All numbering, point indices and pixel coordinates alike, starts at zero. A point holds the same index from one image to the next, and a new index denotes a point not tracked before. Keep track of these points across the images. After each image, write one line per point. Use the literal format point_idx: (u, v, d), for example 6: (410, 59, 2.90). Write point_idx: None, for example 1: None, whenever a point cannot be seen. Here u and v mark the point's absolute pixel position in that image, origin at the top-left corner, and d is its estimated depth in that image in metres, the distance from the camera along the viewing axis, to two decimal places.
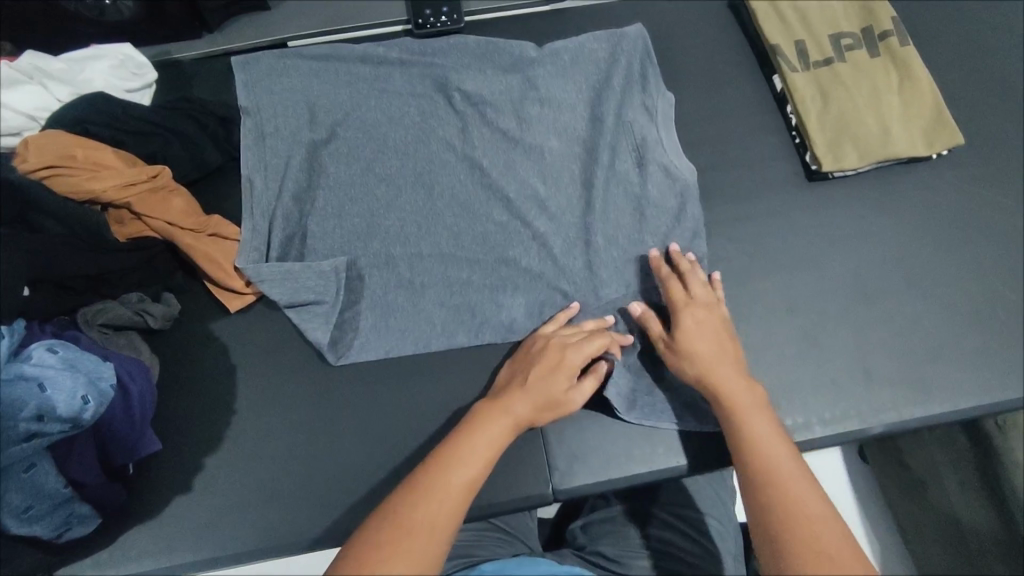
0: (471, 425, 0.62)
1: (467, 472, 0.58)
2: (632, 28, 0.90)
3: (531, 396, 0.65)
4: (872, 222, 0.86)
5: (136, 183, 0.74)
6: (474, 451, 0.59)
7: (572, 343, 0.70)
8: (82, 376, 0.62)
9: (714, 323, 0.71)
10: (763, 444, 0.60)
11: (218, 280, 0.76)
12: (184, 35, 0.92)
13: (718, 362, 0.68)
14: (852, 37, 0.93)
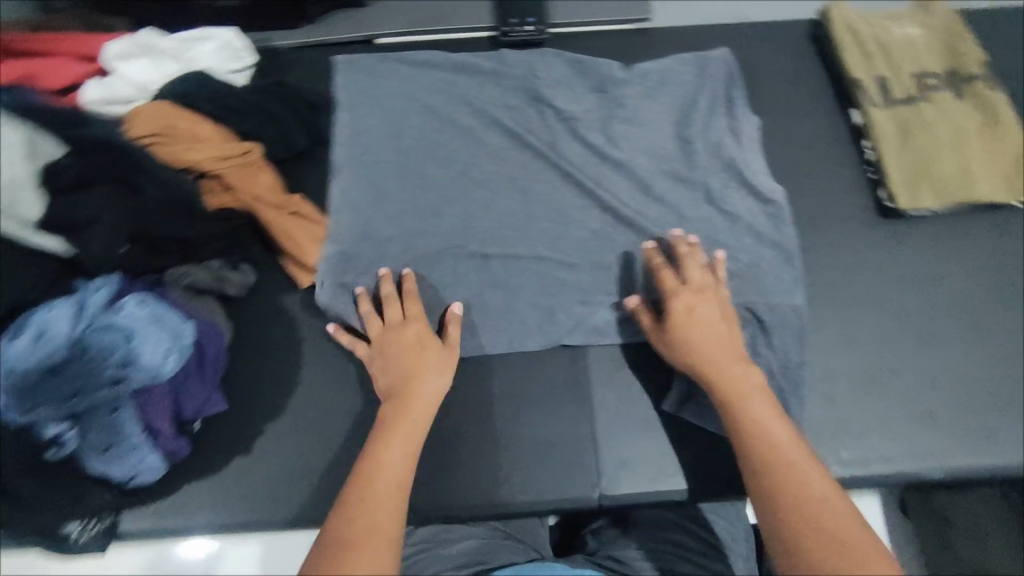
0: (380, 434, 0.65)
1: (392, 458, 0.63)
2: (718, 51, 0.91)
3: (421, 375, 0.70)
4: (944, 263, 0.85)
5: (230, 158, 0.79)
6: (393, 459, 0.63)
7: (411, 322, 0.73)
8: (162, 334, 0.66)
9: (712, 308, 0.72)
10: (770, 426, 0.63)
11: (294, 255, 0.80)
12: (284, 24, 0.98)
13: (726, 347, 0.70)
14: (937, 78, 0.92)
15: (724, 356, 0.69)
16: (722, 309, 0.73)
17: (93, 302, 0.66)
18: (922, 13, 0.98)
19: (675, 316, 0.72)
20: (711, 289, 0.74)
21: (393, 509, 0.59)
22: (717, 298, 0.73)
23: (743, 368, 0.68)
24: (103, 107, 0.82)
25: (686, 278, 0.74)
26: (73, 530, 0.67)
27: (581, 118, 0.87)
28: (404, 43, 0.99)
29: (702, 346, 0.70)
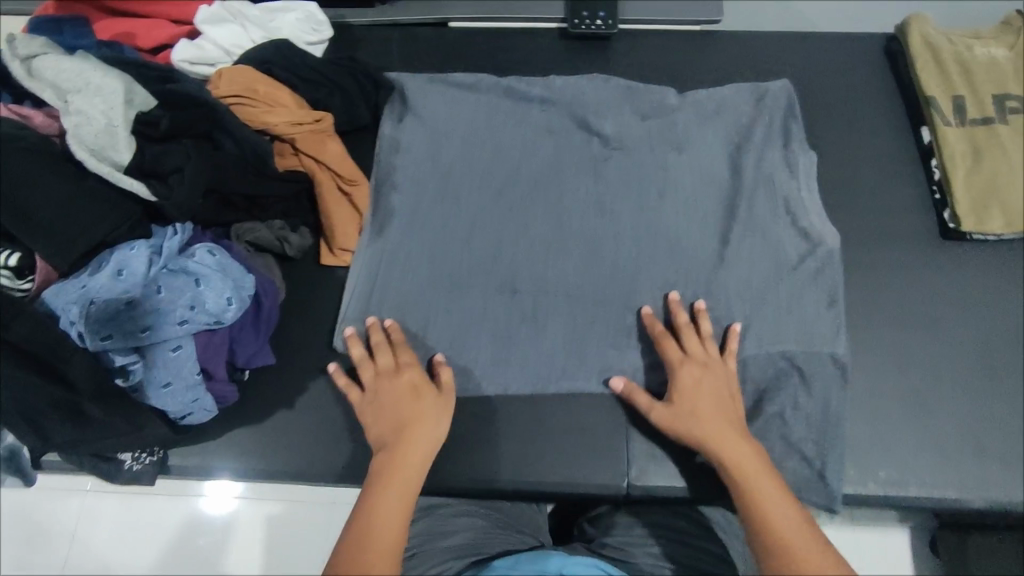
0: (374, 487, 0.64)
1: (386, 518, 0.62)
2: (778, 81, 0.88)
3: (415, 425, 0.69)
4: (1008, 292, 0.82)
5: (303, 124, 0.82)
6: (387, 515, 0.62)
7: (404, 370, 0.73)
8: (219, 280, 0.69)
9: (716, 381, 0.72)
10: (784, 526, 0.60)
11: (346, 225, 0.84)
12: (360, 4, 1.01)
13: (732, 447, 0.67)
14: (1020, 100, 0.88)
15: (733, 458, 0.66)
16: (728, 396, 0.72)
17: (168, 247, 0.70)
18: (1009, 32, 0.94)
19: (680, 405, 0.71)
20: (719, 373, 0.72)
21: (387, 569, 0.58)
22: (720, 377, 0.72)
23: (752, 469, 0.65)
24: (190, 67, 0.87)
25: (687, 350, 0.74)
26: (128, 458, 0.73)
27: (634, 120, 0.87)
28: (474, 29, 1.02)
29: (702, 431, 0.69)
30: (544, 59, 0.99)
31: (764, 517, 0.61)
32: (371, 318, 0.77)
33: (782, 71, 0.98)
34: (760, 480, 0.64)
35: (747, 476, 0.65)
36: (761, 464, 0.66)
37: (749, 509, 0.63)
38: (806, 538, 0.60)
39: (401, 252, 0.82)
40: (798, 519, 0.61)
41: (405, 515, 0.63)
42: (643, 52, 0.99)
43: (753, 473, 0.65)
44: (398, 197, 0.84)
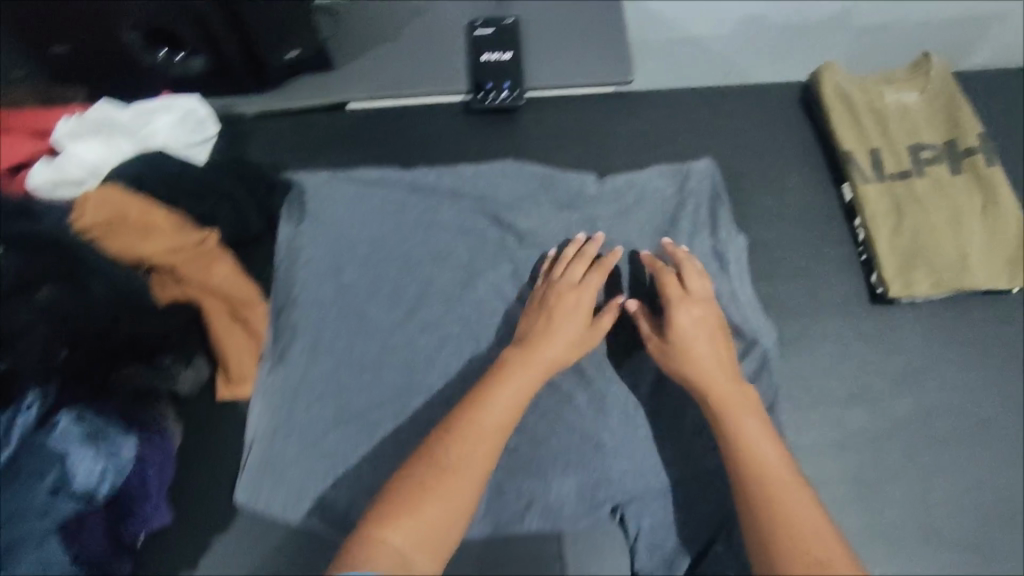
0: (498, 378, 0.66)
1: (492, 420, 0.63)
2: (698, 160, 0.86)
3: (558, 341, 0.70)
4: (939, 358, 0.79)
5: (182, 249, 0.76)
6: (502, 406, 0.64)
7: (583, 289, 0.73)
8: (97, 447, 0.65)
9: (712, 321, 0.71)
10: (765, 459, 0.61)
11: (245, 351, 0.78)
12: (246, 90, 0.93)
13: (721, 386, 0.67)
14: (932, 150, 0.87)
15: (718, 395, 0.66)
16: (723, 341, 0.71)
17: (24, 421, 0.66)
18: (919, 74, 0.92)
19: (672, 340, 0.70)
20: (713, 320, 0.71)
21: (487, 462, 0.61)
22: (716, 318, 0.72)
23: (741, 407, 0.65)
24: (51, 191, 0.79)
25: (687, 288, 0.74)
26: None
27: (546, 212, 0.83)
28: (374, 108, 0.97)
29: (702, 360, 0.68)
30: (452, 139, 0.95)
31: (747, 442, 0.62)
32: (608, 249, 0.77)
33: (701, 127, 0.94)
34: (745, 419, 0.64)
35: (732, 414, 0.64)
36: (751, 406, 0.65)
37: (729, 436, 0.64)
38: (784, 470, 0.60)
39: (308, 377, 0.75)
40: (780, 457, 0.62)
41: (511, 423, 0.64)
42: (554, 123, 0.95)
43: (741, 411, 0.65)
44: (297, 315, 0.77)
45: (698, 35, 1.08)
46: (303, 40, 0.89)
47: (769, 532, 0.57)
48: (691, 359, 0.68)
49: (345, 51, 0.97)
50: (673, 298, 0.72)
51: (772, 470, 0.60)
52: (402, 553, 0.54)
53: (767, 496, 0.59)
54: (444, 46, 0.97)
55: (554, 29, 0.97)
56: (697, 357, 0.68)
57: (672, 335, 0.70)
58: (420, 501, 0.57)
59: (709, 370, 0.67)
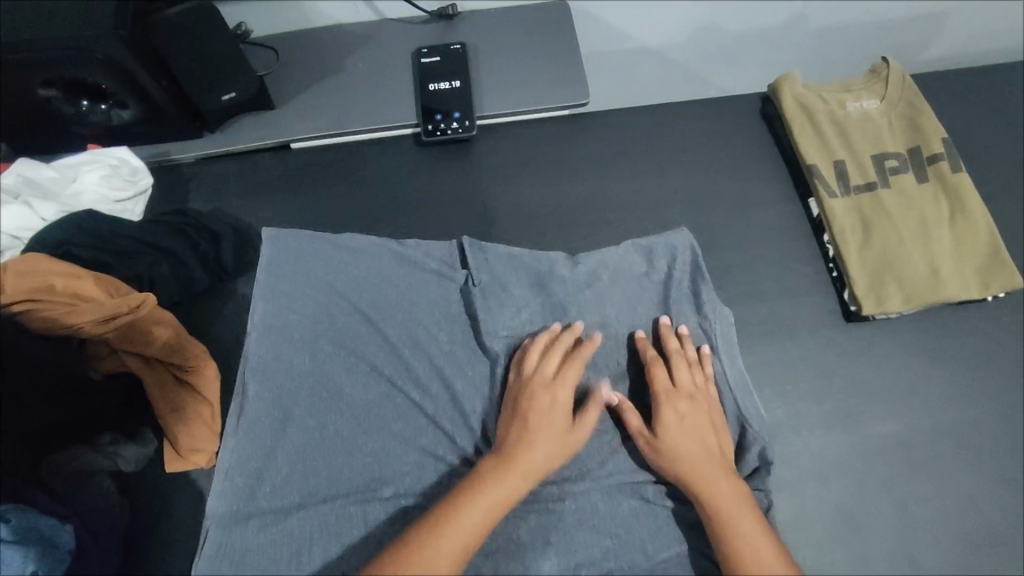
0: (462, 497, 0.62)
1: (455, 540, 0.60)
2: (679, 231, 0.83)
3: (535, 450, 0.66)
4: (915, 374, 0.77)
5: (118, 315, 0.69)
6: (463, 531, 0.61)
7: (556, 387, 0.70)
8: (36, 547, 0.61)
9: (702, 414, 0.70)
10: (763, 566, 0.60)
11: (193, 419, 0.73)
12: (182, 137, 0.88)
13: (714, 482, 0.65)
14: (897, 159, 0.85)
15: (710, 500, 0.64)
16: (713, 433, 0.69)
17: None
18: (879, 80, 0.90)
19: (661, 439, 0.68)
20: (704, 414, 0.70)
21: None
22: (706, 412, 0.70)
23: (734, 510, 0.63)
24: None
25: (675, 381, 0.72)
26: None
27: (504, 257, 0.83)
28: (321, 147, 0.92)
29: (695, 461, 0.66)
30: (403, 176, 0.90)
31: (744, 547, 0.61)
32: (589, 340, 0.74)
33: (661, 148, 0.91)
34: (739, 522, 0.62)
35: (726, 518, 0.63)
36: (745, 506, 0.64)
37: (721, 537, 0.62)
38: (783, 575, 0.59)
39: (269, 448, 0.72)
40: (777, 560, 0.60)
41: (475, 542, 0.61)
42: (510, 152, 0.91)
43: (734, 515, 0.63)
44: (262, 383, 0.74)
45: (654, 47, 1.05)
46: (234, 82, 0.84)
47: None
48: (684, 462, 0.67)
49: (287, 89, 0.92)
50: (660, 395, 0.71)
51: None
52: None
53: None
54: (390, 77, 0.93)
55: (504, 53, 0.94)
56: (689, 457, 0.67)
57: (661, 436, 0.68)
58: None
59: (704, 472, 0.66)
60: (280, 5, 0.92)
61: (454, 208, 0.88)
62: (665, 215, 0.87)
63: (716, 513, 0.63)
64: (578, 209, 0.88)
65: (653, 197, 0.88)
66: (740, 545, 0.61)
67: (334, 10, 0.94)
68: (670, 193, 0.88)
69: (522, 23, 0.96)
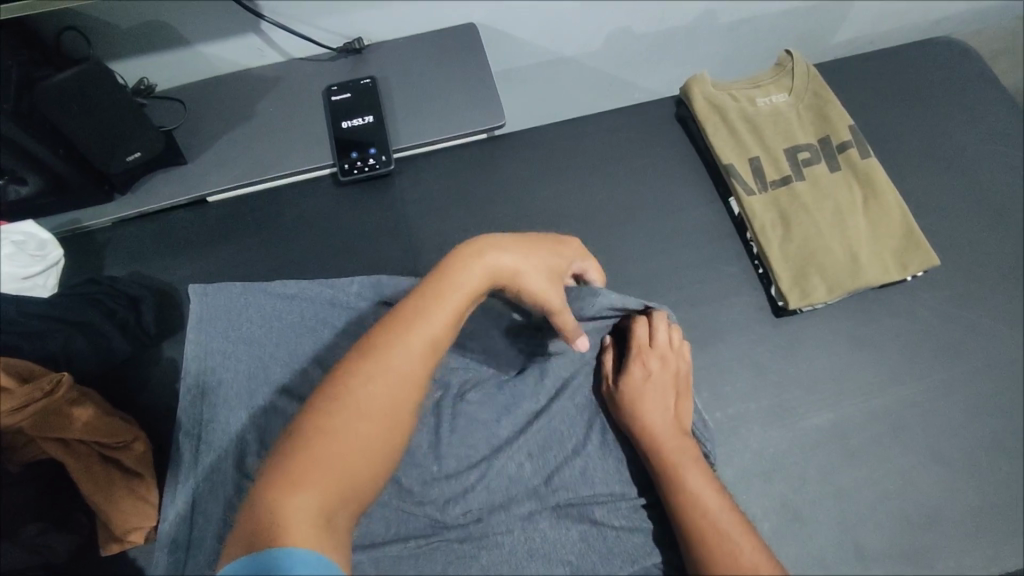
0: (420, 302, 0.62)
1: (407, 358, 0.59)
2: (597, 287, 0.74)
3: (480, 271, 0.64)
4: (846, 361, 0.79)
5: (30, 402, 0.64)
6: (420, 337, 0.60)
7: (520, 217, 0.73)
8: None
9: (667, 373, 0.74)
10: (706, 508, 0.65)
11: (124, 499, 0.71)
12: (92, 201, 0.86)
13: (668, 433, 0.70)
14: (809, 150, 0.86)
15: (664, 447, 0.69)
16: (677, 390, 0.74)
17: None
18: (784, 73, 0.91)
19: (625, 389, 0.73)
20: (672, 373, 0.74)
21: (399, 393, 0.58)
22: (673, 371, 0.74)
23: (686, 460, 0.68)
24: None
25: (651, 337, 0.75)
26: None
27: None
28: (238, 197, 0.90)
29: (653, 409, 0.71)
30: (325, 218, 0.89)
31: (690, 488, 0.66)
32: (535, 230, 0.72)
33: (581, 161, 0.92)
34: (689, 470, 0.67)
35: (676, 464, 0.68)
36: (693, 455, 0.69)
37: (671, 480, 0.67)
38: (727, 516, 0.64)
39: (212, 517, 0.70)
40: (722, 503, 0.65)
41: (430, 358, 0.60)
42: (432, 182, 0.91)
43: (684, 461, 0.68)
44: (198, 450, 0.73)
45: (571, 56, 1.05)
46: (138, 139, 0.81)
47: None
48: (643, 407, 0.71)
49: (198, 141, 0.90)
50: (636, 347, 0.74)
51: (712, 516, 0.64)
52: (317, 521, 0.51)
53: (710, 541, 0.62)
54: (303, 118, 0.91)
55: (416, 82, 0.93)
56: (649, 404, 0.71)
57: (627, 381, 0.73)
58: (317, 460, 0.53)
59: (658, 418, 0.71)
60: (180, 55, 0.90)
61: (379, 245, 0.87)
62: (591, 229, 0.87)
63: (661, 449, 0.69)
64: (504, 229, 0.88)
65: (578, 211, 0.88)
66: (686, 483, 0.66)
67: (238, 55, 0.92)
68: (593, 206, 0.88)
69: (433, 49, 0.95)
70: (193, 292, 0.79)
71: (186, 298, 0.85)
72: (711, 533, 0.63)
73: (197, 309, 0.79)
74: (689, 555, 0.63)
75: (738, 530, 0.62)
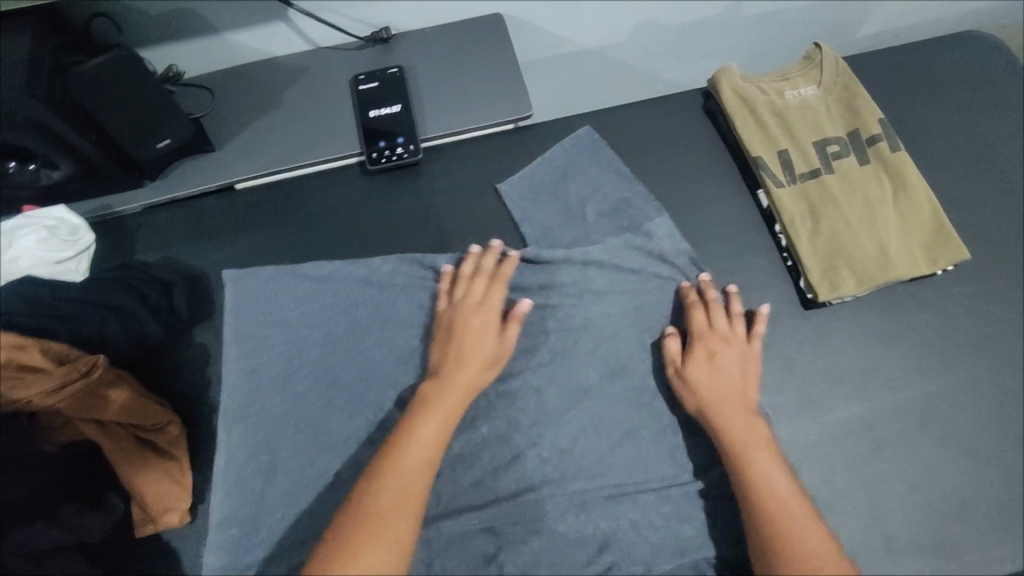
0: (414, 417, 0.69)
1: (411, 472, 0.66)
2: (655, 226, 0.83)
3: (462, 382, 0.72)
4: (876, 354, 0.79)
5: (67, 383, 0.67)
6: (423, 445, 0.68)
7: (484, 307, 0.76)
8: None
9: (734, 358, 0.75)
10: (776, 493, 0.66)
11: (158, 481, 0.71)
12: (122, 188, 0.86)
13: (737, 419, 0.71)
14: (838, 144, 0.86)
15: (733, 432, 0.70)
16: (745, 374, 0.74)
17: None
18: (813, 65, 0.91)
19: (693, 376, 0.73)
20: (739, 359, 0.75)
21: (410, 497, 0.65)
22: (739, 356, 0.75)
23: (754, 444, 0.69)
24: None
25: (712, 322, 0.76)
26: None
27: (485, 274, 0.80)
28: (267, 184, 0.90)
29: (724, 397, 0.72)
30: (352, 206, 0.89)
31: (761, 474, 0.67)
32: (445, 268, 0.79)
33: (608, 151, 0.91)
34: (758, 454, 0.69)
35: (745, 447, 0.69)
36: (763, 440, 0.70)
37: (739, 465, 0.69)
38: (799, 502, 0.66)
39: (254, 498, 0.72)
40: (790, 488, 0.67)
41: (439, 448, 0.68)
42: (459, 171, 0.91)
43: (752, 445, 0.69)
44: (233, 434, 0.74)
45: (594, 48, 1.05)
46: (167, 126, 0.82)
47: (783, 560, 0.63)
48: (715, 397, 0.72)
49: (227, 128, 0.90)
50: (705, 335, 0.75)
51: (783, 500, 0.66)
52: None
53: (782, 527, 0.64)
54: (330, 107, 0.91)
55: (443, 73, 0.93)
56: (721, 393, 0.72)
57: (699, 370, 0.73)
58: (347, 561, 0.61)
59: (730, 407, 0.72)
60: (209, 43, 0.90)
61: (406, 233, 0.88)
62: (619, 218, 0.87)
63: (734, 438, 0.70)
64: (532, 217, 0.87)
65: (606, 198, 0.87)
66: (759, 469, 0.68)
67: (266, 43, 0.93)
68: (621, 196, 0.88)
69: (460, 39, 0.95)
70: (230, 277, 0.80)
71: (215, 283, 0.85)
72: (783, 520, 0.65)
73: (232, 294, 0.79)
74: (756, 532, 0.66)
75: (810, 516, 0.64)
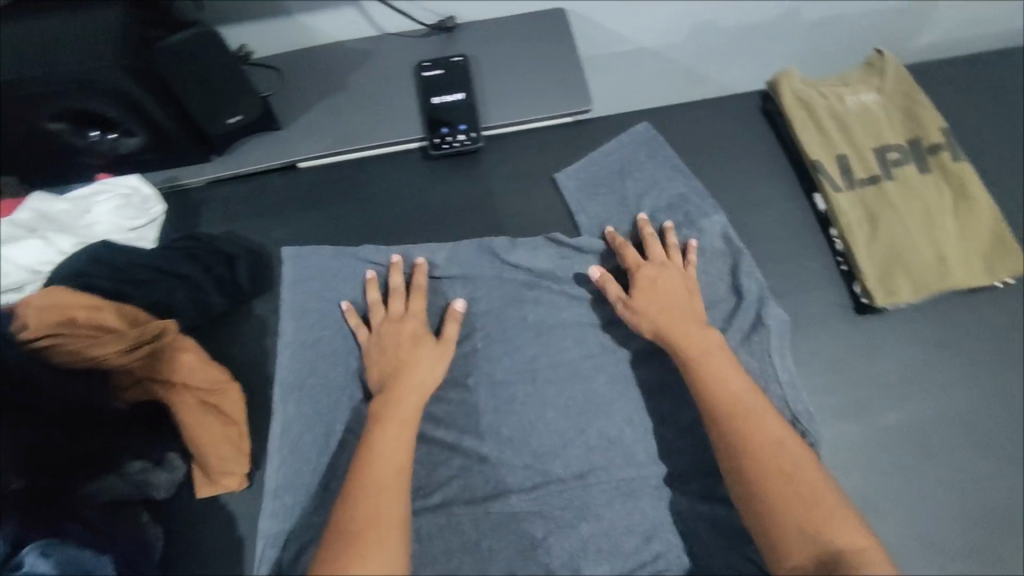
0: (373, 433, 0.69)
1: (385, 482, 0.66)
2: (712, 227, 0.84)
3: (410, 386, 0.72)
4: (929, 362, 0.79)
5: (139, 344, 0.71)
6: (389, 454, 0.68)
7: (408, 317, 0.77)
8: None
9: (673, 278, 0.78)
10: (731, 392, 0.69)
11: (218, 445, 0.74)
12: (190, 161, 0.88)
13: (687, 331, 0.74)
14: (898, 151, 0.86)
15: (687, 345, 0.73)
16: (688, 292, 0.77)
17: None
18: (875, 73, 0.91)
19: (638, 303, 0.76)
20: (680, 280, 0.78)
21: (389, 501, 0.65)
22: (680, 278, 0.78)
23: (708, 348, 0.72)
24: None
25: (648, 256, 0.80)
26: None
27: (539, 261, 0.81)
28: (329, 163, 0.92)
29: (673, 316, 0.75)
30: (411, 190, 0.91)
31: (716, 378, 0.70)
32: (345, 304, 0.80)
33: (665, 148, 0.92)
34: (712, 358, 0.71)
35: (700, 354, 0.72)
36: (716, 344, 0.73)
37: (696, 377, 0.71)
38: (754, 398, 0.69)
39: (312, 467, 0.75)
40: (744, 386, 0.70)
41: (406, 454, 0.68)
42: (516, 161, 0.93)
43: (704, 352, 0.72)
44: (292, 404, 0.76)
45: (650, 47, 1.06)
46: (237, 103, 0.83)
47: (750, 458, 0.65)
48: (666, 315, 0.75)
49: (293, 108, 0.93)
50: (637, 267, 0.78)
51: (742, 401, 0.68)
52: None
53: (744, 425, 0.67)
54: (393, 92, 0.93)
55: (505, 64, 0.95)
56: (669, 310, 0.75)
57: (641, 296, 0.76)
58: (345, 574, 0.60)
59: (681, 321, 0.74)
60: (280, 25, 0.92)
61: (463, 219, 0.89)
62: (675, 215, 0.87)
63: (688, 355, 0.72)
64: (587, 209, 0.88)
65: (663, 194, 0.88)
66: (716, 376, 0.70)
67: (334, 28, 0.95)
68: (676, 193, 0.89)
69: (522, 33, 0.97)
70: (292, 253, 0.82)
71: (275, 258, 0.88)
72: (744, 420, 0.67)
73: (294, 270, 0.81)
74: (721, 435, 0.67)
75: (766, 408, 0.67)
